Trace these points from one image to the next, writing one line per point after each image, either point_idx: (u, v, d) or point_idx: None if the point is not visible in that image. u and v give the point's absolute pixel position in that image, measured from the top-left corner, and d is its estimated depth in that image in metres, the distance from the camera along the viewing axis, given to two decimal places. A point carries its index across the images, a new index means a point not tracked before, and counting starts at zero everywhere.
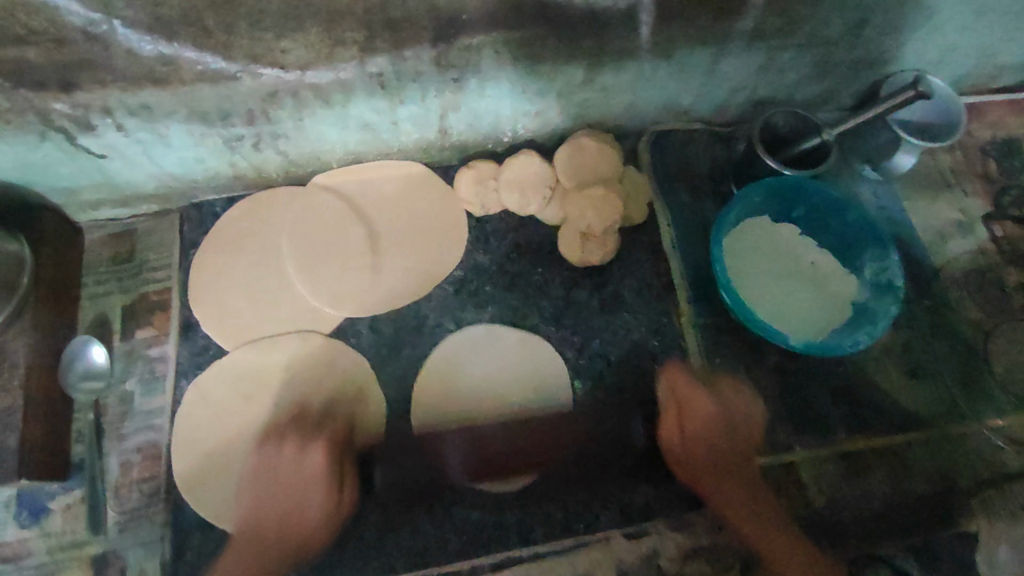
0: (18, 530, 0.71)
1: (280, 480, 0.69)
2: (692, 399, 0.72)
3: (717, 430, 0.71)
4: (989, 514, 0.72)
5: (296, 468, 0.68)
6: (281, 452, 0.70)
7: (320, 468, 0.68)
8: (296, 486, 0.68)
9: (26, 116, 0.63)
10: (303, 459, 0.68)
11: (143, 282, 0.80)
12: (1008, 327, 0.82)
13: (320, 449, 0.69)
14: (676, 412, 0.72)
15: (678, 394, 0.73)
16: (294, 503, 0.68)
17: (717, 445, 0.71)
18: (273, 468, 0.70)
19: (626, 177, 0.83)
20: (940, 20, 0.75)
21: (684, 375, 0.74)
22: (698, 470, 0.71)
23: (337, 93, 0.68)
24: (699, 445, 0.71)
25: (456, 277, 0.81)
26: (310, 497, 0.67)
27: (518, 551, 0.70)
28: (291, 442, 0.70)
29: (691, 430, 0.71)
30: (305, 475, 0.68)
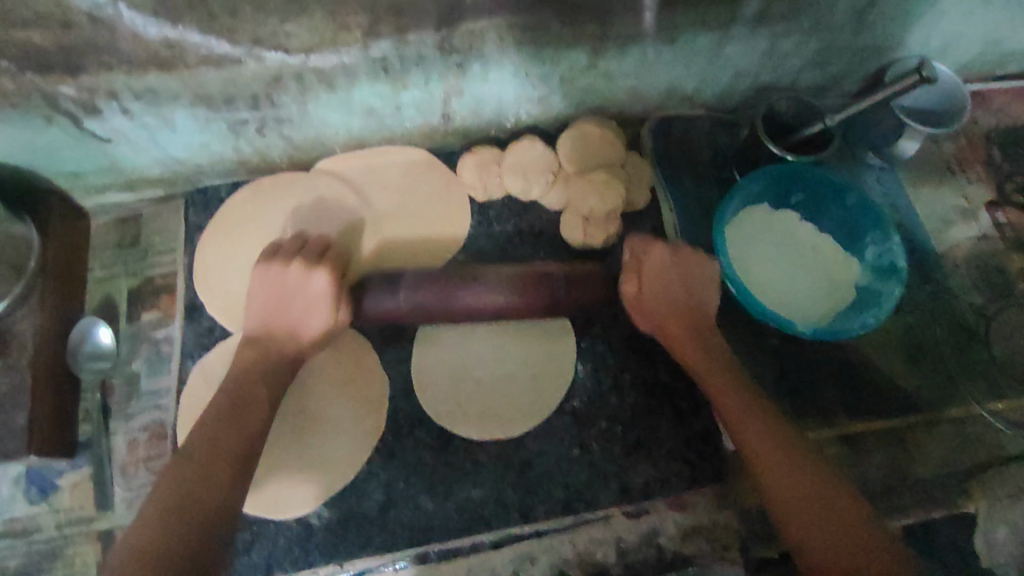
0: (27, 506, 0.72)
1: (285, 291, 0.69)
2: (650, 262, 0.73)
3: (673, 267, 0.73)
4: (988, 497, 0.73)
5: (302, 284, 0.69)
6: (286, 268, 0.69)
7: (327, 289, 0.69)
8: (296, 305, 0.69)
9: (32, 98, 0.63)
10: (309, 280, 0.69)
11: (149, 265, 0.81)
12: (1010, 313, 0.82)
13: (327, 273, 0.69)
14: (639, 279, 0.73)
15: (637, 254, 0.74)
16: (290, 330, 0.69)
17: (690, 312, 0.73)
18: (281, 295, 0.69)
19: (628, 161, 0.83)
20: (944, 6, 0.75)
21: (648, 239, 0.75)
22: (669, 326, 0.73)
23: (341, 77, 0.69)
24: (664, 304, 0.72)
25: (458, 261, 0.81)
26: (316, 304, 0.69)
27: (519, 530, 0.71)
28: (297, 261, 0.70)
29: (652, 287, 0.73)
30: (310, 301, 0.69)
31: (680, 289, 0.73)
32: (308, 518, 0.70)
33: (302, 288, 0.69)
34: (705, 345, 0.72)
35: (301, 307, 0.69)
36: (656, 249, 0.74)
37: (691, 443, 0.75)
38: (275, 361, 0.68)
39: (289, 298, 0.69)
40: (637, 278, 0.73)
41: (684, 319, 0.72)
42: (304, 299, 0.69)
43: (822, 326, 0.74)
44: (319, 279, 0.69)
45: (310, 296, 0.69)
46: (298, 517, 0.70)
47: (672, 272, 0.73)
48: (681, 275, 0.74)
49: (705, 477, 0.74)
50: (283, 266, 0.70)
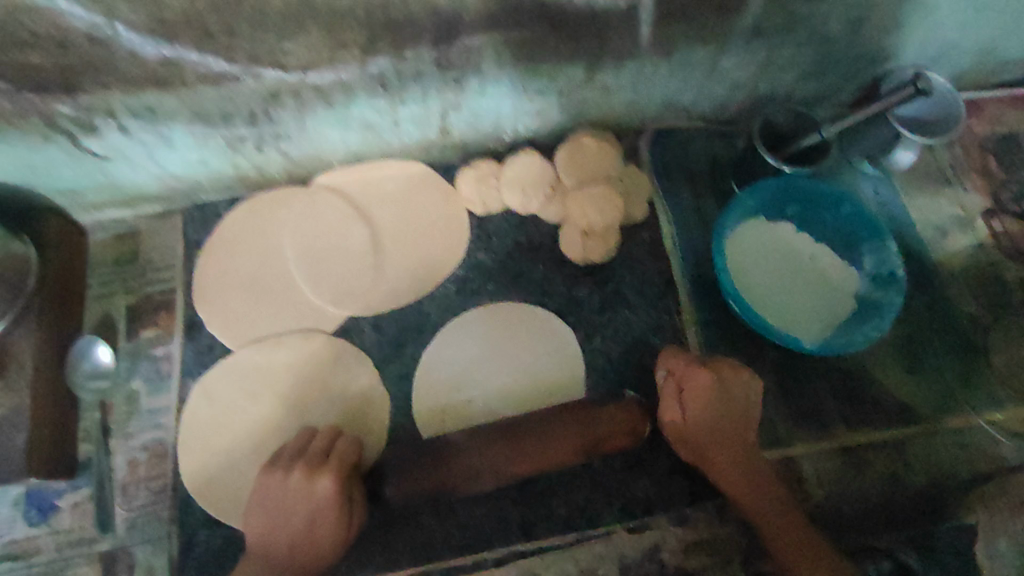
0: (27, 528, 0.71)
1: (284, 505, 0.66)
2: (693, 385, 0.68)
3: (721, 402, 0.68)
4: (989, 507, 0.73)
5: (304, 498, 0.65)
6: (287, 478, 0.66)
7: (331, 497, 0.64)
8: (301, 506, 0.65)
9: (29, 118, 0.63)
10: (312, 490, 0.65)
11: (147, 281, 0.81)
12: (1006, 321, 0.82)
13: (331, 480, 0.65)
14: (682, 404, 0.68)
15: (679, 377, 0.69)
16: (306, 532, 0.65)
17: (732, 448, 0.68)
18: (279, 498, 0.66)
19: (627, 173, 0.83)
20: (937, 19, 0.76)
21: (693, 363, 0.69)
22: (711, 454, 0.68)
23: (338, 93, 0.69)
24: (706, 434, 0.67)
25: (458, 276, 0.81)
26: (318, 525, 0.64)
27: (520, 546, 0.71)
28: (299, 471, 0.66)
29: (696, 408, 0.67)
30: (313, 512, 0.65)
31: (726, 417, 0.68)
32: None
33: (305, 503, 0.65)
34: (748, 476, 0.68)
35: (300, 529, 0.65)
36: (697, 376, 0.68)
37: None
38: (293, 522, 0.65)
39: (290, 507, 0.65)
40: (677, 400, 0.69)
41: (720, 433, 0.68)
42: (304, 509, 0.65)
43: (825, 339, 0.75)
44: (325, 485, 0.64)
45: (311, 502, 0.65)
46: None
47: (718, 409, 0.67)
48: (729, 421, 0.68)
49: (707, 489, 0.74)
50: (284, 477, 0.66)
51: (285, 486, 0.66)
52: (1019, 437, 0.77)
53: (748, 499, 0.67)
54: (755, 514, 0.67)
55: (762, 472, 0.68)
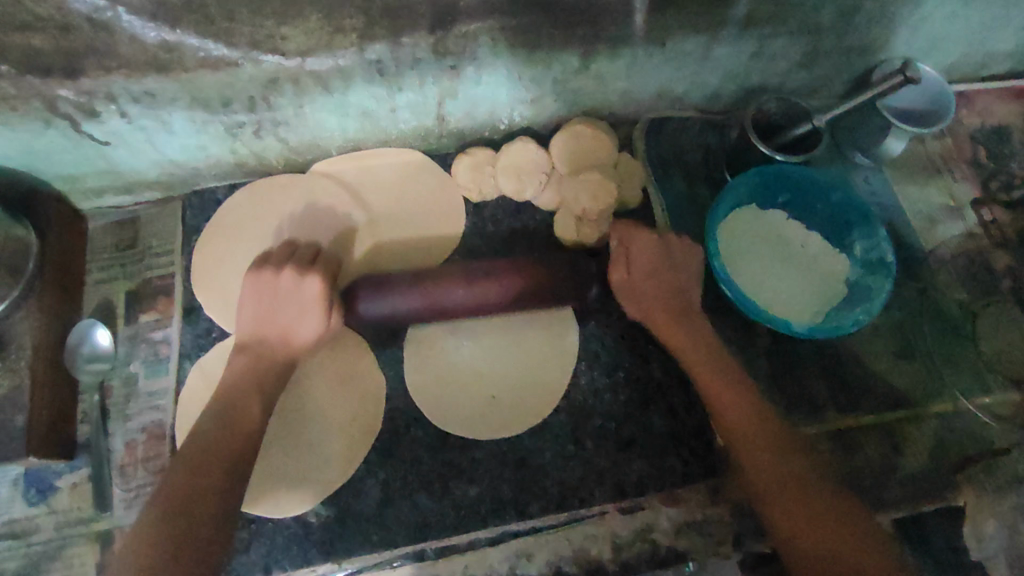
0: (26, 508, 0.72)
1: (274, 300, 0.71)
2: (638, 250, 0.76)
3: (658, 263, 0.76)
4: (977, 490, 0.74)
5: (292, 292, 0.71)
6: (277, 275, 0.72)
7: (317, 295, 0.71)
8: (281, 326, 0.70)
9: (31, 102, 0.64)
10: (302, 287, 0.71)
11: (146, 267, 0.82)
12: (995, 309, 0.83)
13: (318, 279, 0.72)
14: (628, 267, 0.76)
15: (623, 238, 0.77)
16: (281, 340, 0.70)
17: (668, 297, 0.75)
18: (273, 302, 0.71)
19: (620, 162, 0.84)
20: (926, 9, 0.77)
21: (631, 224, 0.78)
22: (659, 322, 0.75)
23: (336, 79, 0.70)
24: (650, 293, 0.75)
25: (454, 261, 0.82)
26: (302, 324, 0.70)
27: (514, 526, 0.72)
28: (288, 270, 0.72)
29: (639, 271, 0.76)
30: (299, 307, 0.71)
31: (669, 273, 0.76)
32: (306, 517, 0.71)
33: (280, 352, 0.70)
34: (715, 360, 0.73)
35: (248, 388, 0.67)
36: (641, 240, 0.76)
37: (685, 440, 0.76)
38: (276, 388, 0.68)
39: (280, 306, 0.71)
40: (624, 252, 0.76)
41: (668, 300, 0.75)
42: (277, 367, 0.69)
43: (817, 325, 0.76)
44: (312, 285, 0.71)
45: (302, 297, 0.71)
46: (296, 516, 0.71)
47: (660, 265, 0.76)
48: (673, 279, 0.76)
49: (698, 472, 0.74)
50: (276, 276, 0.72)
51: (267, 339, 0.70)
52: (1007, 422, 0.78)
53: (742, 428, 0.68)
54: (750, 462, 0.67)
55: (729, 360, 0.73)
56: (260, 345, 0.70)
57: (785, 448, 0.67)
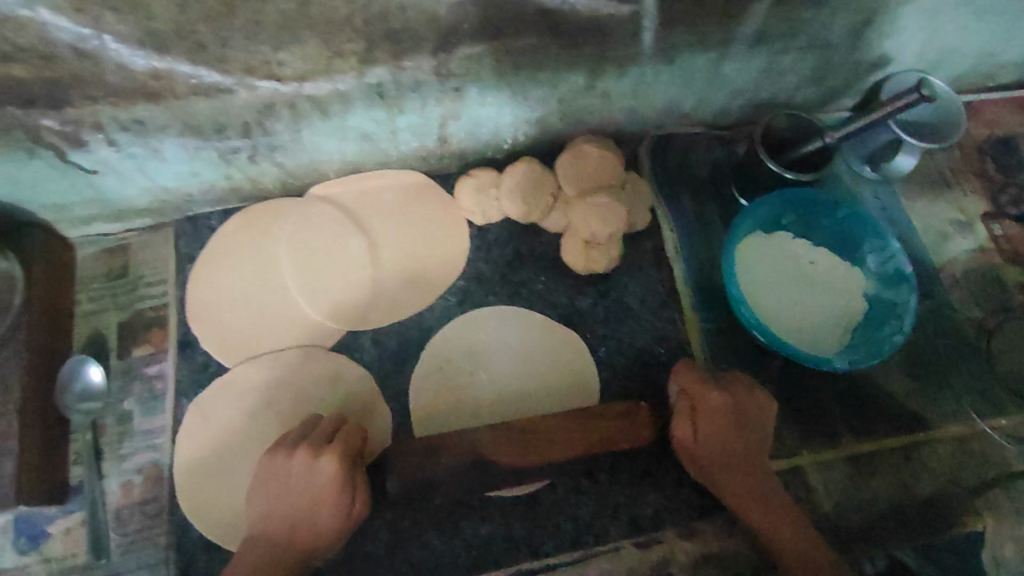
0: (17, 556, 0.69)
1: (288, 489, 0.63)
2: (707, 404, 0.68)
3: (730, 422, 0.68)
4: (996, 514, 0.73)
5: (306, 477, 0.63)
6: (291, 460, 0.63)
7: (330, 480, 0.62)
8: (301, 501, 0.63)
9: (13, 133, 0.61)
10: (312, 470, 0.63)
11: (139, 297, 0.79)
12: (1008, 326, 0.82)
13: (332, 460, 0.63)
14: (693, 423, 0.68)
15: (691, 392, 0.69)
16: (290, 491, 0.63)
17: (740, 463, 0.67)
18: (281, 487, 0.64)
19: (628, 182, 0.81)
20: (938, 22, 0.75)
21: (699, 379, 0.69)
22: (713, 470, 0.67)
23: (335, 103, 0.67)
24: (719, 456, 0.67)
25: (458, 287, 0.80)
26: (311, 473, 0.63)
27: (527, 565, 0.69)
28: (303, 450, 0.64)
29: (707, 438, 0.67)
30: (314, 487, 0.62)
31: (735, 420, 0.68)
32: None
33: (307, 485, 0.63)
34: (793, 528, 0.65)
35: (297, 494, 0.63)
36: (712, 398, 0.67)
37: None
38: (296, 505, 0.63)
39: (289, 495, 0.63)
40: (691, 420, 0.68)
41: (733, 463, 0.67)
42: (304, 490, 0.63)
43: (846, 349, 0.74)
44: (324, 466, 0.62)
45: (298, 484, 0.63)
46: None
47: (727, 421, 0.67)
48: (742, 432, 0.68)
49: (715, 503, 0.73)
50: (288, 459, 0.64)
51: (276, 505, 0.63)
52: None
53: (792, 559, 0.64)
54: None
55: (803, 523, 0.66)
56: (290, 472, 0.63)
57: None
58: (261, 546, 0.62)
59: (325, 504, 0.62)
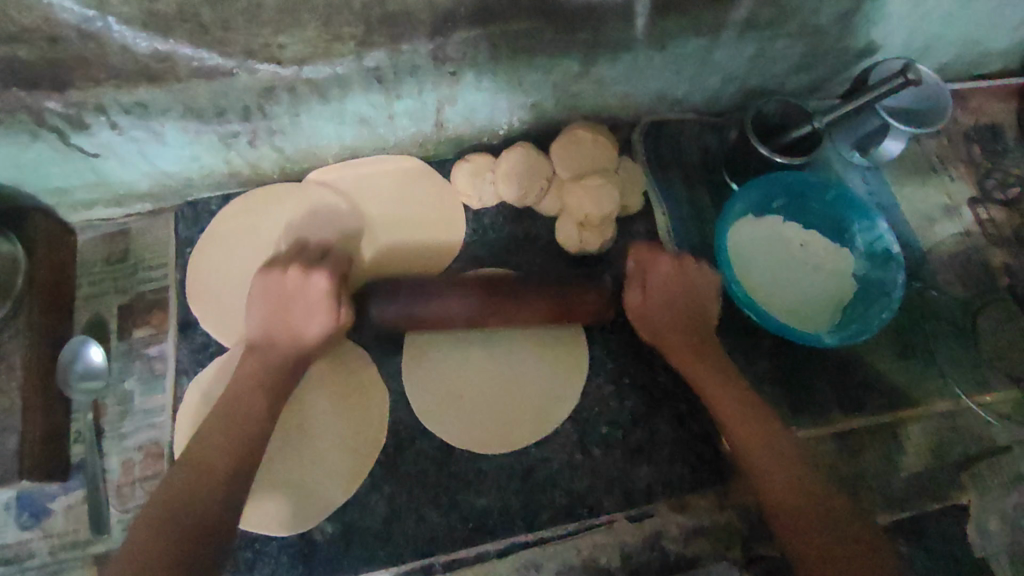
0: (19, 532, 0.70)
1: (283, 315, 0.68)
2: (656, 268, 0.74)
3: (677, 279, 0.74)
4: (980, 487, 0.75)
5: (300, 326, 0.68)
6: (284, 274, 0.69)
7: (324, 290, 0.68)
8: (293, 337, 0.68)
9: (17, 115, 0.62)
10: (308, 286, 0.68)
11: (139, 280, 0.80)
12: (993, 307, 0.84)
13: (326, 277, 0.69)
14: (642, 288, 0.74)
15: (642, 261, 0.75)
16: (285, 334, 0.68)
17: (689, 328, 0.73)
18: (279, 300, 0.69)
19: (621, 166, 0.83)
20: (924, 10, 0.77)
21: (653, 248, 0.75)
22: (667, 337, 0.73)
23: (333, 87, 0.68)
24: (662, 323, 0.73)
25: (455, 269, 0.81)
26: (305, 324, 0.68)
27: (523, 537, 0.71)
28: (296, 267, 0.69)
29: (654, 298, 0.73)
30: (305, 308, 0.68)
31: (685, 298, 0.74)
32: (311, 534, 0.70)
33: (300, 291, 0.68)
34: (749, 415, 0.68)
35: (288, 336, 0.68)
36: (662, 261, 0.74)
37: (692, 445, 0.75)
38: (289, 317, 0.68)
39: (287, 309, 0.68)
40: (640, 280, 0.74)
41: (682, 327, 0.73)
42: (296, 343, 0.68)
43: (836, 328, 0.76)
44: (318, 281, 0.68)
45: (308, 300, 0.68)
46: (301, 533, 0.70)
47: (674, 284, 0.74)
48: (687, 301, 0.74)
49: (706, 477, 0.74)
50: (282, 275, 0.69)
51: (272, 341, 0.68)
52: (1008, 420, 0.78)
53: (726, 406, 0.69)
54: (759, 467, 0.65)
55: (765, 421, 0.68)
56: (284, 285, 0.69)
57: (804, 485, 0.63)
58: (235, 425, 0.62)
59: (314, 343, 0.68)
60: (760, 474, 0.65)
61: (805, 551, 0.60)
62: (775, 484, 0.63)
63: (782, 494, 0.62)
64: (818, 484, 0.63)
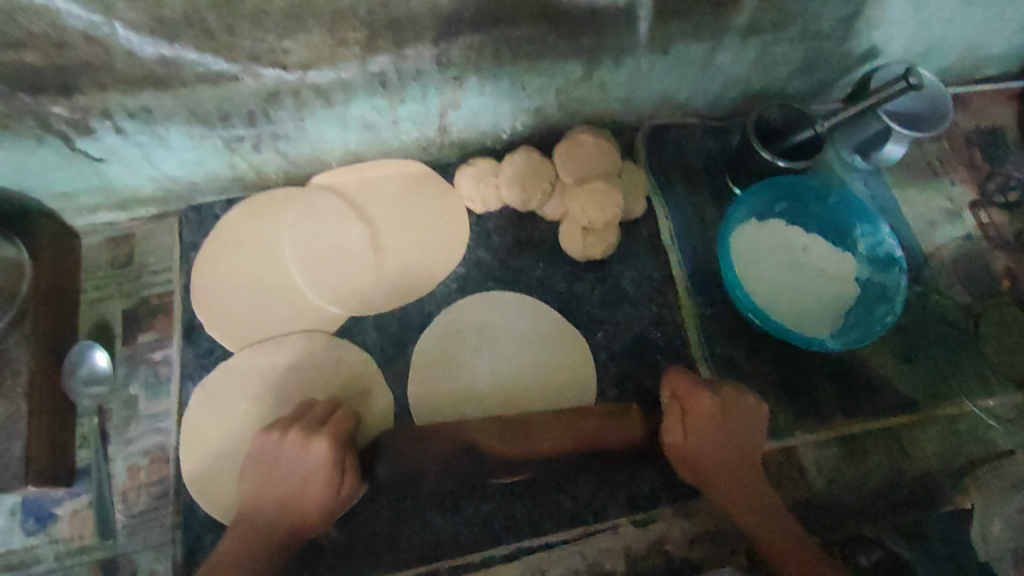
0: (24, 537, 0.70)
1: (278, 472, 0.66)
2: (697, 404, 0.66)
3: (726, 432, 0.67)
4: (984, 491, 0.75)
5: (301, 458, 0.65)
6: (283, 440, 0.66)
7: (322, 461, 0.64)
8: (294, 483, 0.65)
9: (24, 120, 0.62)
10: (307, 452, 0.65)
11: (143, 285, 0.80)
12: (995, 311, 0.85)
13: (325, 442, 0.65)
14: (684, 432, 0.67)
15: (681, 397, 0.67)
16: (285, 504, 0.65)
17: (738, 464, 0.67)
18: (274, 478, 0.66)
19: (625, 171, 0.83)
20: (924, 15, 0.77)
21: (684, 376, 0.68)
22: (709, 479, 0.67)
23: (337, 92, 0.69)
24: (713, 463, 0.67)
25: (458, 274, 0.81)
26: (308, 497, 0.65)
27: (528, 542, 0.71)
28: (294, 432, 0.66)
29: (700, 439, 0.66)
30: (304, 469, 0.65)
31: (731, 435, 0.67)
32: (317, 539, 0.70)
33: (298, 463, 0.65)
34: (767, 512, 0.67)
35: (291, 467, 0.65)
36: (702, 398, 0.66)
37: None
38: (288, 488, 0.65)
39: (285, 472, 0.65)
40: (681, 425, 0.67)
41: (731, 474, 0.67)
42: (299, 471, 0.65)
43: (840, 332, 0.76)
44: (317, 449, 0.65)
45: (304, 466, 0.65)
46: (307, 538, 0.70)
47: (719, 425, 0.66)
48: (733, 439, 0.67)
49: None
50: (279, 438, 0.66)
51: (267, 504, 0.65)
52: (1011, 423, 0.79)
53: (782, 553, 0.64)
54: None
55: (784, 515, 0.67)
56: (280, 459, 0.66)
57: None
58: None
59: (318, 483, 0.64)
60: None
61: None
62: None
63: None
64: None
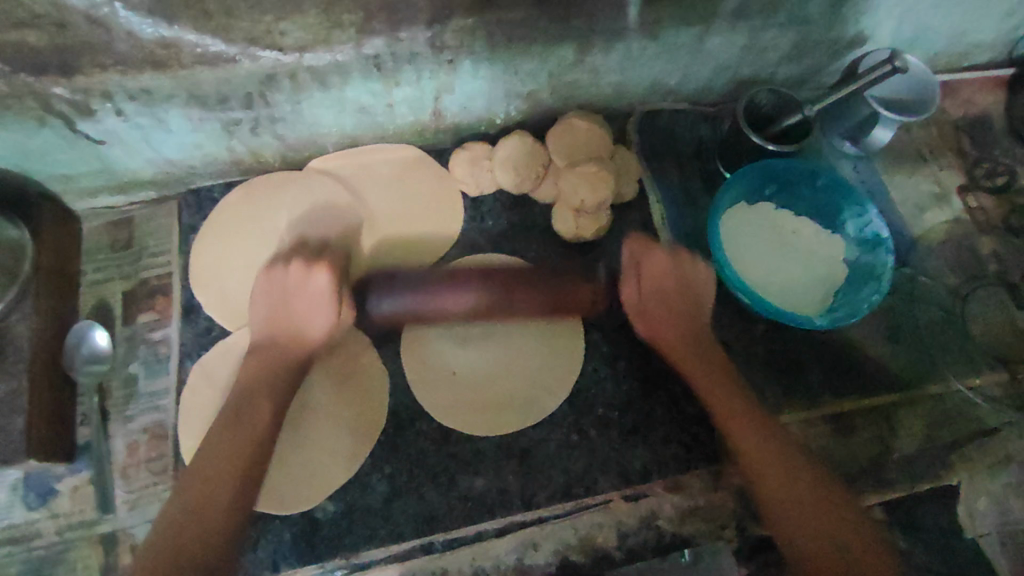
0: (26, 512, 0.71)
1: (284, 297, 0.71)
2: (651, 262, 0.76)
3: (671, 272, 0.75)
4: (971, 468, 0.76)
5: (302, 287, 0.70)
6: (285, 270, 0.71)
7: (326, 288, 0.70)
8: (301, 305, 0.70)
9: (25, 101, 0.63)
10: (310, 280, 0.70)
11: (143, 267, 0.81)
12: (982, 293, 0.86)
13: (326, 273, 0.70)
14: (638, 279, 0.75)
15: (636, 256, 0.76)
16: (291, 335, 0.70)
17: (687, 331, 0.74)
18: (283, 300, 0.71)
19: (617, 154, 0.84)
20: (912, 1, 0.78)
21: (645, 241, 0.77)
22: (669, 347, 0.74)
23: (333, 75, 0.70)
24: (662, 324, 0.74)
25: (453, 256, 0.83)
26: (312, 327, 0.70)
27: (520, 516, 0.72)
28: (297, 261, 0.71)
29: (651, 293, 0.75)
30: (309, 304, 0.70)
31: (675, 312, 0.75)
32: (313, 512, 0.71)
33: (302, 286, 0.70)
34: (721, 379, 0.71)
35: (300, 307, 0.70)
36: (653, 266, 0.75)
37: (686, 426, 0.77)
38: (292, 310, 0.70)
39: (294, 301, 0.70)
40: (635, 273, 0.76)
41: (685, 336, 0.74)
42: (305, 297, 0.70)
43: (826, 313, 0.77)
44: (319, 278, 0.70)
45: (309, 296, 0.70)
46: (303, 512, 0.71)
47: (670, 288, 0.75)
48: (686, 313, 0.75)
49: (700, 457, 0.75)
50: (285, 268, 0.72)
51: (276, 343, 0.70)
52: (998, 402, 0.80)
53: (725, 404, 0.69)
54: (742, 445, 0.66)
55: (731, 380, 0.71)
56: (285, 286, 0.71)
57: (789, 459, 0.64)
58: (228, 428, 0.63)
59: (322, 310, 0.70)
60: (754, 473, 0.64)
61: (792, 527, 0.60)
62: (759, 457, 0.65)
63: (762, 474, 0.63)
64: (798, 470, 0.63)
